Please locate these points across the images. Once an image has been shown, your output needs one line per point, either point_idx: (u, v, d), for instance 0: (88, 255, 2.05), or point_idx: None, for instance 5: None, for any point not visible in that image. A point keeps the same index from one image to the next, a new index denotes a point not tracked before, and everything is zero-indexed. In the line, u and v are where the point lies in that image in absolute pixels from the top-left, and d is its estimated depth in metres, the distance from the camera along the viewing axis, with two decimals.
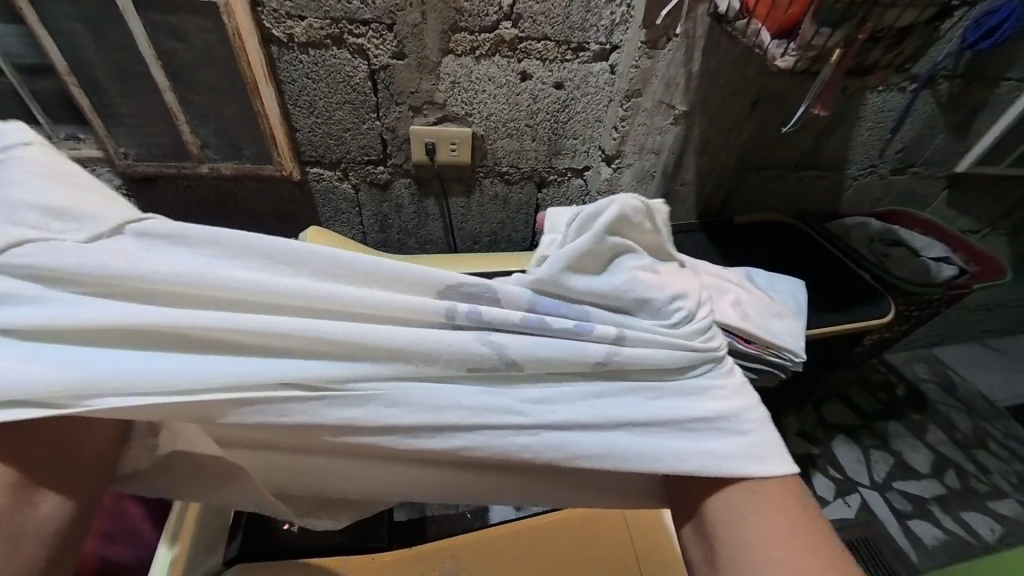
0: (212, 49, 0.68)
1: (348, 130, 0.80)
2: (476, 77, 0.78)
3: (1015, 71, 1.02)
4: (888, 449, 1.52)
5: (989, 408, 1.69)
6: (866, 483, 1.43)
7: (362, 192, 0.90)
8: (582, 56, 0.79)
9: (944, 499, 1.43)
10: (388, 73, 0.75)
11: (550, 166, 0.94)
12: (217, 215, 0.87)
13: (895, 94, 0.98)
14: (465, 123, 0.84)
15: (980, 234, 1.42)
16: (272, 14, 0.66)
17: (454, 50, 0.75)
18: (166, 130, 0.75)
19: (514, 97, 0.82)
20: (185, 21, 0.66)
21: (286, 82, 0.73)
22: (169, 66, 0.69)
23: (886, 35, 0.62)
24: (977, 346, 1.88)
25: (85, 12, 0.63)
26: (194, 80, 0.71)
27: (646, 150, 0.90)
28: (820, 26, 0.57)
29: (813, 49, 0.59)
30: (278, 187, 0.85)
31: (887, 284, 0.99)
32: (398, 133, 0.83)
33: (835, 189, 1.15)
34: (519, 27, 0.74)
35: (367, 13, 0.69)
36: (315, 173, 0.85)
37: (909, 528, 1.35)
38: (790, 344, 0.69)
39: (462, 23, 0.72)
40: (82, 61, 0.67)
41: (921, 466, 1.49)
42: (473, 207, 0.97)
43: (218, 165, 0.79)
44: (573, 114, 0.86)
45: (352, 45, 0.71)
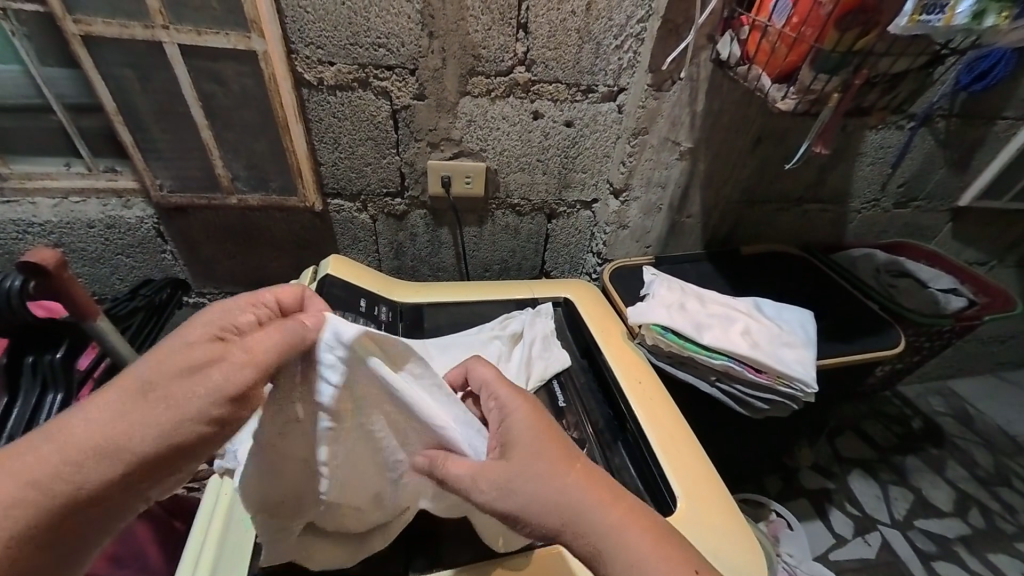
0: (249, 91, 0.73)
1: (369, 164, 0.85)
2: (491, 115, 0.83)
3: (1010, 110, 1.06)
4: (907, 485, 1.47)
5: (1011, 443, 1.64)
6: (887, 521, 1.38)
7: (380, 222, 0.93)
8: (591, 97, 0.84)
9: (969, 539, 1.37)
10: (409, 113, 0.80)
11: (560, 198, 0.97)
12: (241, 242, 0.91)
13: (894, 131, 1.01)
14: (479, 158, 0.88)
15: (988, 266, 1.43)
16: (305, 59, 0.71)
17: (471, 92, 0.80)
18: (199, 163, 0.79)
19: (527, 134, 0.87)
20: (226, 68, 0.71)
21: (313, 121, 0.78)
22: (208, 107, 0.74)
23: (880, 81, 0.65)
24: (992, 378, 1.85)
25: (135, 59, 0.68)
26: (230, 120, 0.76)
27: (653, 184, 0.94)
28: (817, 72, 0.60)
29: (813, 92, 0.62)
30: (300, 216, 0.89)
31: (894, 314, 1.00)
32: (415, 167, 0.87)
33: (839, 221, 1.17)
34: (532, 71, 0.79)
35: (392, 59, 0.74)
36: (335, 205, 0.89)
37: (935, 570, 1.29)
38: (802, 374, 0.70)
39: (479, 68, 0.77)
40: (127, 101, 0.72)
41: (943, 504, 1.44)
42: (485, 236, 1.00)
43: (246, 196, 0.84)
44: (583, 149, 0.91)
45: (377, 88, 0.76)
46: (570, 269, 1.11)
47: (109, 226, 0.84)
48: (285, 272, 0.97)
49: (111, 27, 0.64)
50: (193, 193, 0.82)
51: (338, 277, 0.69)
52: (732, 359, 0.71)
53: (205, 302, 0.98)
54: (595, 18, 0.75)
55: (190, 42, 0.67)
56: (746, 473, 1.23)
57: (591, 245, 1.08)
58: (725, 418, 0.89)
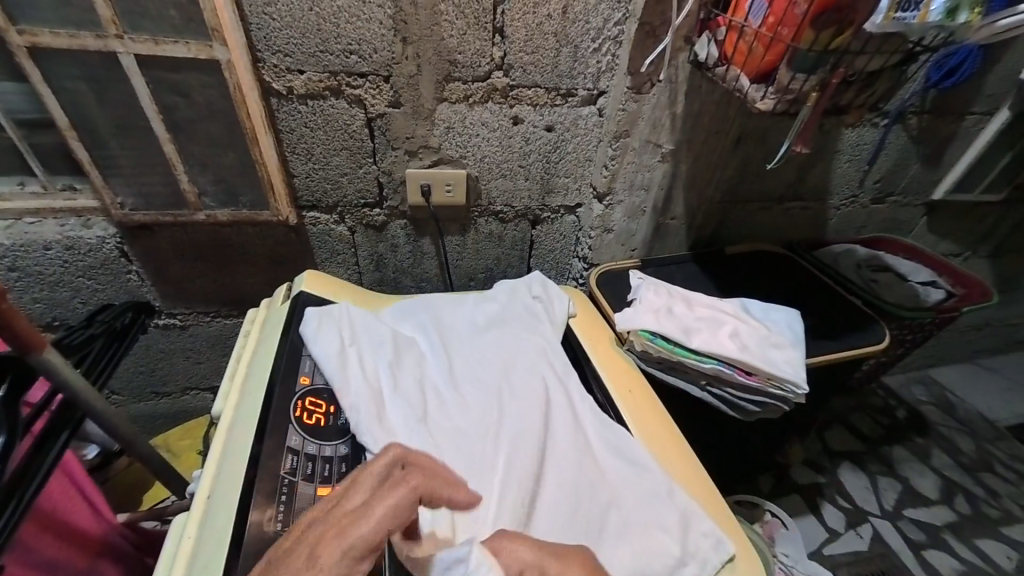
0: (213, 103, 0.70)
1: (345, 175, 0.82)
2: (469, 122, 0.81)
3: (978, 105, 1.08)
4: (895, 475, 1.50)
5: (992, 428, 1.68)
6: (877, 512, 1.39)
7: (359, 233, 0.90)
8: (571, 101, 0.83)
9: (957, 526, 1.40)
10: (384, 121, 0.77)
11: (543, 204, 0.96)
12: (213, 260, 0.87)
13: (869, 129, 1.03)
14: (459, 165, 0.86)
15: (962, 258, 1.47)
16: (272, 68, 0.69)
17: (448, 98, 0.78)
18: (164, 179, 0.75)
19: (507, 140, 0.85)
20: (189, 79, 0.67)
21: (283, 131, 0.75)
22: (170, 120, 0.70)
23: (855, 79, 0.65)
24: (970, 365, 1.90)
25: (90, 72, 0.65)
26: (196, 132, 0.72)
27: (637, 187, 0.93)
28: (795, 72, 0.60)
29: (791, 92, 0.62)
30: (273, 230, 0.86)
31: (879, 309, 1.01)
32: (394, 176, 0.84)
33: (820, 219, 1.19)
34: (510, 76, 0.78)
35: (365, 66, 0.71)
36: (311, 217, 0.86)
37: (926, 558, 1.31)
38: (792, 376, 0.69)
39: (456, 74, 0.75)
40: (83, 115, 0.68)
41: (931, 492, 1.47)
42: (469, 245, 0.98)
43: (214, 212, 0.79)
44: (565, 154, 0.89)
45: (349, 96, 0.74)
46: (556, 275, 1.10)
47: (68, 248, 0.80)
48: (262, 289, 0.93)
49: (59, 38, 0.60)
50: (157, 210, 0.78)
51: (313, 296, 0.65)
52: (722, 363, 0.70)
53: (176, 322, 0.94)
54: (572, 22, 0.74)
55: (145, 52, 0.63)
56: (739, 472, 1.23)
57: (576, 250, 1.07)
58: (717, 421, 0.88)
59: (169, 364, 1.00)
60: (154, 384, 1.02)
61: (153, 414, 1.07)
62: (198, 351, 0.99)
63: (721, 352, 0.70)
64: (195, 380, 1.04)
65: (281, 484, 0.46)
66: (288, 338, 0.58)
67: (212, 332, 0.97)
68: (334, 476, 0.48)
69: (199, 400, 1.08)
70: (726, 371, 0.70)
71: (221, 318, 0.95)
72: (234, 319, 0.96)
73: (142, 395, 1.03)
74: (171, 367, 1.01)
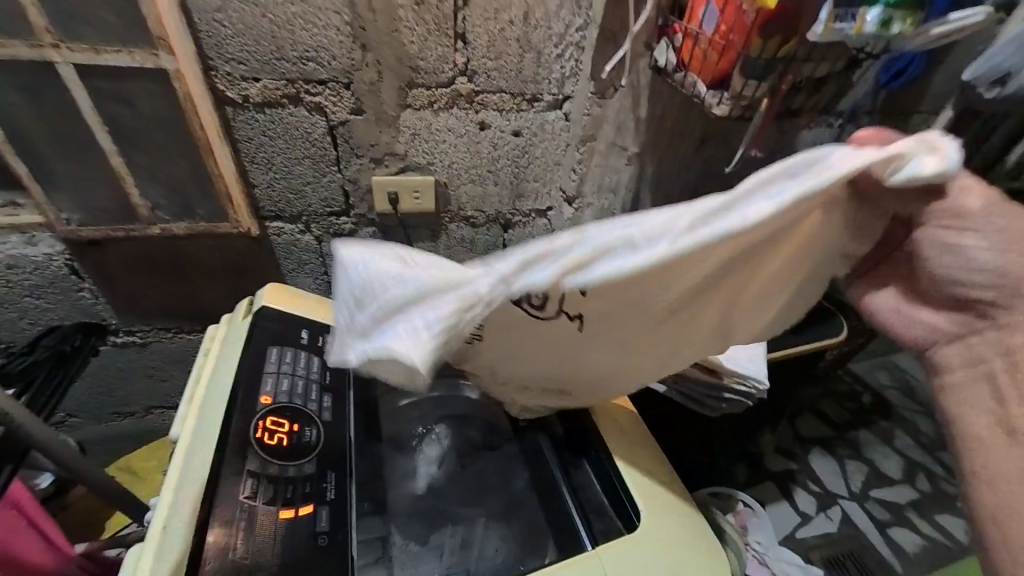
0: (164, 114, 0.67)
1: (308, 184, 0.80)
2: (435, 128, 0.80)
3: (925, 105, 1.14)
4: (861, 458, 1.57)
5: None
6: (846, 495, 1.46)
7: (326, 242, 0.89)
8: (537, 106, 0.83)
9: (919, 503, 1.47)
10: (347, 128, 0.76)
11: (514, 208, 0.96)
12: (171, 274, 0.84)
13: (825, 129, 1.07)
14: (427, 171, 0.85)
15: None
16: (225, 76, 0.67)
17: (412, 104, 0.77)
18: (114, 193, 0.72)
19: (474, 145, 0.85)
20: (136, 89, 0.65)
21: (241, 140, 0.73)
22: (118, 131, 0.67)
23: (805, 84, 0.67)
24: None
25: (27, 83, 0.61)
26: (146, 144, 0.69)
27: (605, 190, 0.94)
28: (747, 78, 0.61)
29: (744, 99, 0.64)
30: (235, 242, 0.83)
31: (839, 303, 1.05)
32: (359, 184, 0.83)
33: None
34: (474, 81, 0.77)
35: (324, 73, 0.70)
36: (275, 227, 0.84)
37: (890, 536, 1.38)
38: (755, 372, 0.71)
39: (419, 80, 0.75)
40: (21, 129, 0.64)
41: (894, 472, 1.54)
42: (440, 251, 0.98)
43: (170, 226, 0.77)
44: (533, 158, 0.90)
45: (309, 103, 0.72)
46: None
47: (11, 267, 0.76)
48: (225, 302, 0.90)
49: None
50: (107, 225, 0.74)
51: (275, 308, 0.63)
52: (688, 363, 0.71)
53: (135, 340, 0.90)
54: (534, 28, 0.74)
55: (88, 61, 0.61)
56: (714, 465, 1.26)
57: None
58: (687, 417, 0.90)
59: (130, 384, 0.96)
60: (114, 404, 0.98)
61: (115, 436, 1.02)
62: (160, 369, 0.96)
63: None
64: (160, 399, 1.00)
65: (241, 510, 0.45)
66: (248, 355, 0.56)
67: (174, 349, 0.94)
68: (297, 497, 0.47)
69: (164, 419, 1.04)
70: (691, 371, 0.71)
71: (183, 334, 0.92)
72: (197, 334, 0.93)
73: (102, 417, 0.99)
74: (132, 386, 0.97)
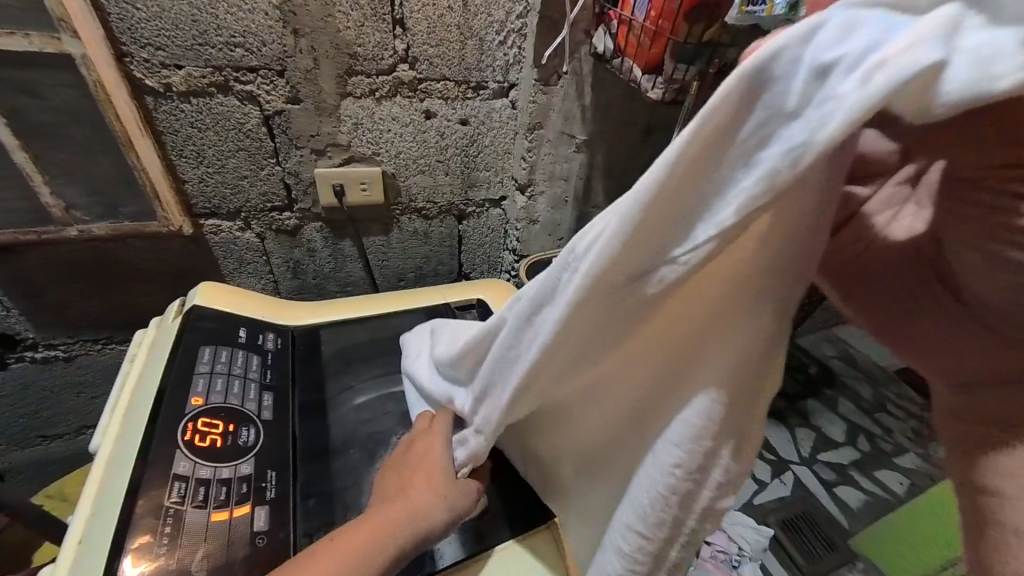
0: (72, 104, 0.62)
1: (245, 178, 0.76)
2: (379, 117, 0.79)
3: None
4: (809, 424, 1.68)
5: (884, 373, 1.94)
6: (796, 460, 1.56)
7: (269, 239, 0.85)
8: (483, 94, 0.83)
9: (860, 462, 1.60)
10: (284, 118, 0.73)
11: (467, 199, 0.96)
12: (95, 281, 0.77)
13: None
14: (373, 162, 0.83)
15: None
16: (143, 63, 0.62)
17: (352, 93, 0.75)
18: (19, 193, 0.66)
19: (421, 135, 0.84)
20: (38, 77, 0.59)
21: (165, 132, 0.68)
22: (20, 124, 0.61)
23: None
24: None
25: None
26: (54, 138, 0.63)
27: (557, 178, 0.95)
28: (678, 63, 0.64)
29: (676, 82, 0.66)
30: (167, 242, 0.78)
31: None
32: (302, 177, 0.80)
33: None
34: (416, 69, 0.76)
35: (254, 60, 0.66)
36: (211, 225, 0.79)
37: (836, 494, 1.49)
38: None
39: (358, 67, 0.73)
40: None
41: (838, 435, 1.66)
42: (394, 245, 0.96)
43: (89, 226, 0.71)
44: (482, 147, 0.90)
45: (240, 92, 0.68)
46: (489, 270, 1.11)
47: None
48: (162, 308, 0.85)
49: None
50: (14, 229, 0.68)
51: (208, 308, 0.59)
52: None
53: (59, 355, 0.83)
54: (474, 14, 0.74)
55: None
56: None
57: (505, 243, 1.07)
58: None
59: (56, 403, 0.89)
60: (39, 427, 0.90)
61: (44, 460, 0.94)
62: (92, 384, 0.89)
63: None
64: (94, 417, 0.93)
65: (164, 517, 0.42)
66: (179, 356, 0.53)
67: (107, 362, 0.87)
68: (233, 497, 0.45)
69: None
70: None
71: (115, 345, 0.86)
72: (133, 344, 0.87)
73: (26, 441, 0.90)
74: (60, 406, 0.89)
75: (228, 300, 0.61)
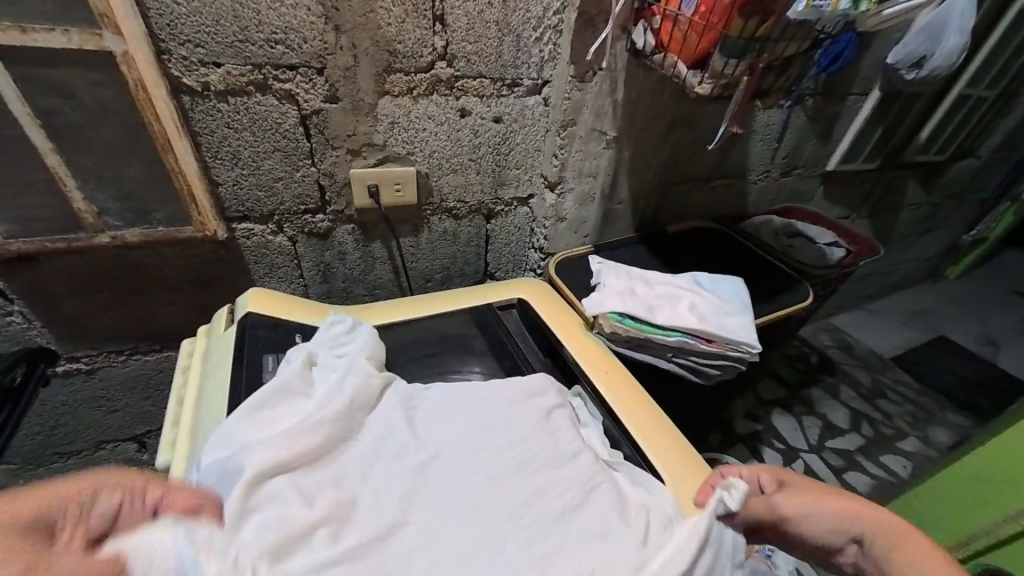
0: (107, 104, 0.59)
1: (280, 179, 0.74)
2: (415, 115, 0.77)
3: (856, 87, 1.26)
4: (815, 412, 1.72)
5: (881, 360, 2.00)
6: (806, 448, 1.59)
7: (300, 242, 0.82)
8: (517, 92, 0.82)
9: (865, 447, 1.64)
10: (321, 118, 0.71)
11: (496, 197, 0.95)
12: (123, 290, 0.74)
13: (776, 111, 1.15)
14: (407, 162, 0.82)
15: (850, 219, 1.71)
16: (180, 61, 0.59)
17: (390, 91, 0.73)
18: (47, 199, 0.62)
19: (455, 133, 0.82)
20: (72, 75, 0.56)
21: (201, 133, 0.65)
22: (50, 126, 0.58)
23: (775, 65, 0.72)
24: (859, 310, 2.24)
25: None
26: (87, 140, 0.60)
27: (586, 174, 0.94)
28: (727, 58, 0.65)
29: (724, 77, 0.68)
30: (199, 248, 0.75)
31: (798, 271, 1.15)
32: (336, 178, 0.78)
33: (741, 194, 1.30)
34: (454, 66, 0.75)
35: (295, 58, 0.64)
36: (243, 230, 0.76)
37: (846, 480, 1.53)
38: (745, 337, 0.75)
39: (397, 64, 0.71)
40: None
41: (843, 422, 1.71)
42: (423, 245, 0.94)
43: (121, 233, 0.68)
44: (514, 146, 0.89)
45: (278, 91, 0.66)
46: (513, 268, 1.10)
47: None
48: (188, 316, 0.81)
49: None
50: (42, 237, 0.64)
51: (261, 314, 0.57)
52: (685, 334, 0.75)
53: (81, 367, 0.79)
54: (513, 10, 0.73)
55: (11, 43, 0.51)
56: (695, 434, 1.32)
57: (531, 241, 1.07)
58: (677, 390, 0.94)
59: (75, 419, 0.85)
60: (56, 445, 0.86)
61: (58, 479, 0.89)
62: (113, 398, 0.85)
63: (680, 324, 0.74)
64: (114, 431, 0.89)
65: None
66: (242, 365, 0.52)
67: (129, 374, 0.83)
68: None
69: (119, 453, 0.92)
70: (690, 340, 0.74)
71: (139, 356, 0.82)
72: (157, 355, 0.84)
73: (40, 460, 0.86)
74: (78, 421, 0.85)
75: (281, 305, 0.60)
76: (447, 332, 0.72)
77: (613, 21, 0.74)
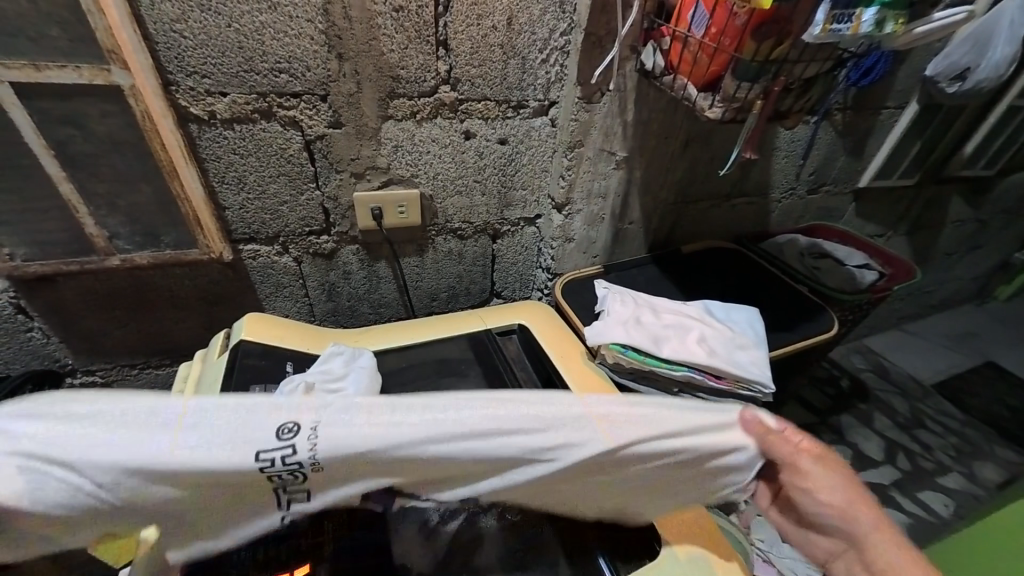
0: (117, 134, 0.61)
1: (285, 203, 0.75)
2: (419, 139, 0.77)
3: (891, 100, 1.18)
4: (844, 442, 1.61)
5: (920, 387, 1.86)
6: None
7: (306, 263, 0.83)
8: (523, 113, 0.81)
9: (900, 482, 1.52)
10: (325, 142, 0.72)
11: (502, 217, 0.94)
12: (135, 309, 0.77)
13: (801, 127, 1.09)
14: (411, 184, 0.81)
15: (885, 237, 1.61)
16: (188, 91, 0.61)
17: (394, 115, 0.73)
18: (62, 223, 0.65)
19: (460, 155, 0.81)
20: (84, 107, 0.58)
21: (208, 160, 0.67)
22: (64, 155, 0.60)
23: (794, 86, 0.67)
24: (896, 331, 2.10)
25: None
26: (99, 167, 0.63)
27: (595, 195, 0.92)
28: (739, 80, 0.62)
29: (737, 100, 0.64)
30: (207, 269, 0.77)
31: (824, 295, 1.07)
32: (340, 201, 0.79)
33: (763, 211, 1.24)
34: (458, 90, 0.74)
35: (298, 86, 0.65)
36: (249, 250, 0.78)
37: None
38: (760, 377, 0.71)
39: (400, 89, 0.71)
40: None
41: (875, 453, 1.59)
42: (427, 265, 0.94)
43: (131, 255, 0.70)
44: (520, 166, 0.87)
45: (283, 117, 0.67)
46: (520, 287, 1.08)
47: None
48: (198, 332, 0.83)
49: None
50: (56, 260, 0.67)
51: (253, 342, 0.58)
52: (692, 369, 0.71)
53: (96, 380, 0.82)
54: (518, 33, 0.71)
55: (27, 79, 0.54)
56: None
57: (539, 260, 1.05)
58: None
59: None
60: None
61: None
62: None
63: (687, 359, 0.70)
64: None
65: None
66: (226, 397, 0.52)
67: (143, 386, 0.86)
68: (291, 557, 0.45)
69: None
70: (698, 375, 0.70)
71: (151, 369, 0.85)
72: (169, 368, 0.86)
73: None
74: None
75: (275, 334, 0.60)
76: (443, 359, 0.71)
77: (621, 42, 0.72)
